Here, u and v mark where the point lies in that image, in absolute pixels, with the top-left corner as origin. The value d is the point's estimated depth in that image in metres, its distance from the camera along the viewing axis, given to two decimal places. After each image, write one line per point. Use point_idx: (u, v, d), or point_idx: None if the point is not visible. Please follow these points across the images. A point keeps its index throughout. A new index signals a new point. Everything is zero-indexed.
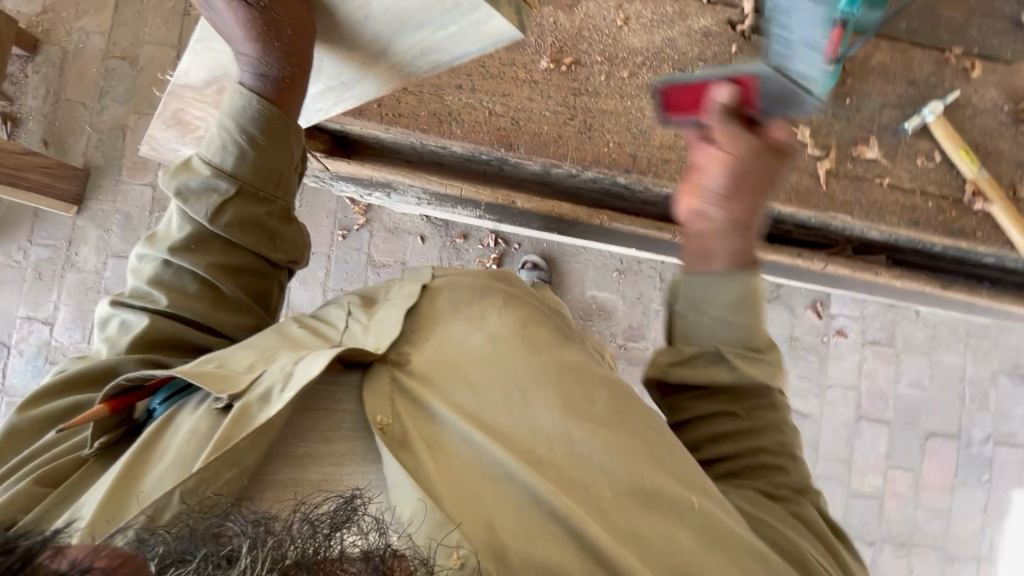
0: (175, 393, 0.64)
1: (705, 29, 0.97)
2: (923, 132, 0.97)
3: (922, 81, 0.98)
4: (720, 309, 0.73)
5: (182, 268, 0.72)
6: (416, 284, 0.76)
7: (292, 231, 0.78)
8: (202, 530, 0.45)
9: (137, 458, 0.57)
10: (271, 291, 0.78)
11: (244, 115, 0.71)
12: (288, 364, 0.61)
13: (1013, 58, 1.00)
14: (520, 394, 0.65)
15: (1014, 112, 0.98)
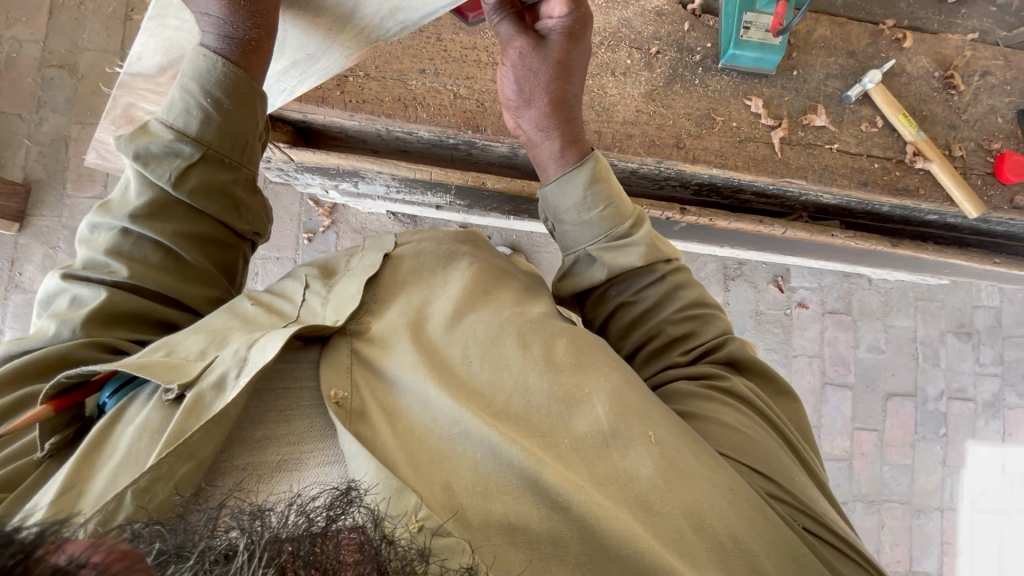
0: (124, 386, 0.59)
1: (658, 9, 1.01)
2: (865, 99, 1.03)
3: (861, 52, 1.05)
4: (570, 211, 0.80)
5: (142, 236, 0.69)
6: (377, 253, 0.77)
7: (257, 202, 0.77)
8: (196, 526, 0.41)
9: (90, 454, 0.53)
10: (235, 266, 0.77)
11: (210, 78, 0.69)
12: (242, 349, 0.59)
13: (939, 29, 1.08)
14: (477, 350, 0.66)
15: (944, 78, 1.06)
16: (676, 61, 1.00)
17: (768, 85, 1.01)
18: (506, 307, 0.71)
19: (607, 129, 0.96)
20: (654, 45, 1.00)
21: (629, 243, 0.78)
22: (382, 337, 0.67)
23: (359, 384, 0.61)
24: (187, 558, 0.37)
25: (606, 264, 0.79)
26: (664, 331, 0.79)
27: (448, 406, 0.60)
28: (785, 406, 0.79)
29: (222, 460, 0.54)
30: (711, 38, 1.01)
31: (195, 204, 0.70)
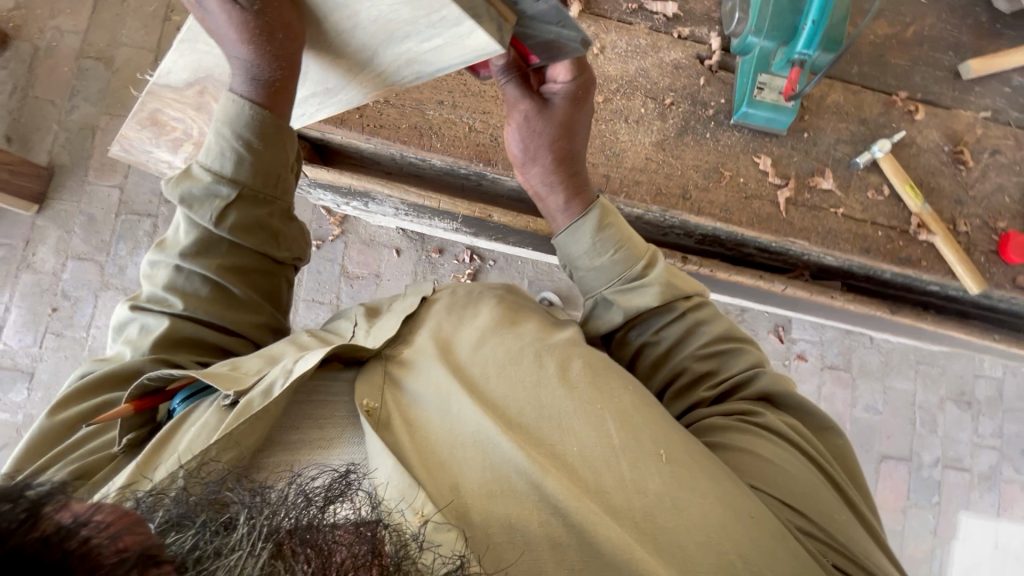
0: (192, 394, 0.66)
1: (675, 61, 1.03)
2: (873, 167, 1.04)
3: (872, 120, 1.06)
4: (585, 259, 0.83)
5: (193, 272, 0.73)
6: (416, 296, 0.82)
7: (293, 230, 0.79)
8: (199, 498, 0.47)
9: (159, 448, 0.61)
10: (279, 292, 0.81)
11: (240, 121, 0.69)
12: (288, 365, 0.65)
13: (951, 105, 1.09)
14: (502, 368, 0.69)
15: (953, 153, 1.07)
16: (689, 114, 1.02)
17: (779, 145, 1.03)
18: (532, 330, 0.74)
19: (616, 174, 0.98)
20: (669, 96, 1.02)
21: (645, 284, 0.80)
22: (409, 358, 0.71)
23: (384, 400, 0.66)
24: (189, 525, 0.43)
25: (623, 307, 0.81)
26: (688, 368, 0.80)
27: (471, 416, 0.64)
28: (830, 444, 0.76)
29: (262, 458, 0.61)
30: (725, 94, 1.03)
31: (234, 239, 0.73)
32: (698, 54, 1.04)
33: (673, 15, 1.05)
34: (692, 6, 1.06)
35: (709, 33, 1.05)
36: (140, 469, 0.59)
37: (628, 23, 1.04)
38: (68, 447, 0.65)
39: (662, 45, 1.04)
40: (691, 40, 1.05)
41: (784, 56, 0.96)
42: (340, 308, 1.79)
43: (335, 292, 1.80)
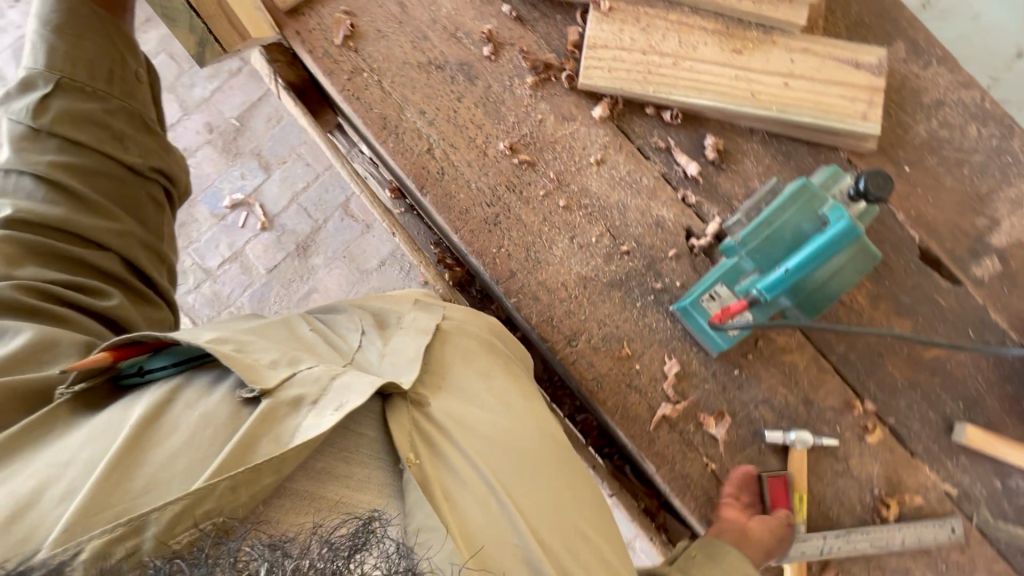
0: (180, 360, 0.67)
1: (660, 219, 0.95)
2: (779, 450, 0.90)
3: (815, 407, 0.92)
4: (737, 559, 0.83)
5: (23, 175, 0.76)
6: (431, 321, 0.81)
7: (143, 136, 0.85)
8: (214, 555, 0.46)
9: (150, 430, 0.59)
10: (144, 206, 0.85)
11: (52, 14, 0.80)
12: (326, 378, 0.64)
13: (918, 454, 0.91)
14: (502, 448, 0.70)
15: (877, 499, 0.90)
16: (635, 273, 0.93)
17: (700, 362, 0.91)
18: (531, 414, 0.75)
19: (524, 277, 0.92)
20: (628, 244, 0.94)
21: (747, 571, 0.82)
22: (444, 416, 0.70)
23: (421, 452, 0.66)
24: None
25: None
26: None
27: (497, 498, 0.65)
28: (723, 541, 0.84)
29: (279, 496, 0.58)
30: (685, 279, 0.93)
31: (56, 131, 0.77)
32: (689, 227, 0.95)
33: (692, 177, 0.96)
34: (717, 182, 0.96)
35: (714, 215, 0.95)
36: (110, 483, 0.54)
37: (644, 156, 0.96)
38: None
39: (660, 196, 0.95)
40: (691, 210, 0.95)
41: (749, 283, 0.87)
42: (319, 232, 1.82)
43: (324, 215, 1.82)
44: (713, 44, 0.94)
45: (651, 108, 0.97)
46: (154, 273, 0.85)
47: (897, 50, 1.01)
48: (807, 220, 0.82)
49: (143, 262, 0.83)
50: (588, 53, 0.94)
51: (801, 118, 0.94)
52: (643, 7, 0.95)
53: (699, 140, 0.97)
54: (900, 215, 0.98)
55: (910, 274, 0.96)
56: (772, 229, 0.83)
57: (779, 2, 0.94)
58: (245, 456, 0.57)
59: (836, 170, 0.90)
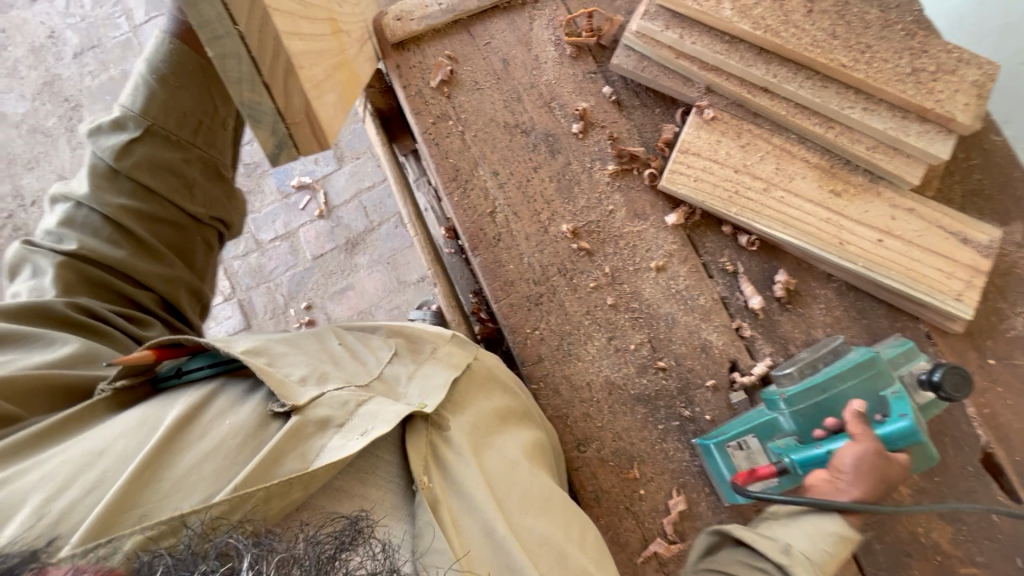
0: (212, 361, 0.73)
1: (707, 343, 0.89)
2: None
3: None
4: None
5: (90, 213, 0.80)
6: (466, 357, 0.82)
7: (211, 188, 0.87)
8: (201, 551, 0.50)
9: (184, 430, 0.64)
10: (194, 248, 0.88)
11: (158, 56, 0.79)
12: (354, 404, 0.69)
13: None
14: (506, 481, 0.72)
15: None
16: (666, 393, 0.88)
17: (710, 505, 0.85)
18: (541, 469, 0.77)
19: (550, 365, 0.89)
20: (666, 360, 0.89)
21: None
22: (461, 439, 0.74)
23: (434, 474, 0.70)
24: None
25: None
26: None
27: (492, 529, 0.67)
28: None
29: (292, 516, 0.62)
30: (716, 413, 0.88)
31: (132, 175, 0.80)
32: (734, 359, 0.89)
33: (752, 309, 0.90)
34: (777, 321, 0.90)
35: (766, 355, 0.89)
36: (141, 480, 0.59)
37: (708, 273, 0.91)
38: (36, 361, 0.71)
39: (712, 320, 0.90)
40: (743, 342, 0.90)
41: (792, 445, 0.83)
42: (372, 233, 1.85)
43: (380, 218, 1.85)
44: (811, 179, 0.89)
45: (728, 227, 0.92)
46: (188, 312, 0.88)
47: (1014, 231, 0.92)
48: (866, 402, 0.80)
49: (183, 303, 0.88)
50: (678, 157, 0.91)
51: (886, 280, 0.87)
52: (747, 124, 0.91)
53: (770, 273, 0.91)
54: (969, 409, 0.89)
55: (965, 476, 0.87)
56: (818, 400, 0.82)
57: (895, 154, 0.87)
58: (267, 473, 0.61)
59: (910, 350, 0.84)
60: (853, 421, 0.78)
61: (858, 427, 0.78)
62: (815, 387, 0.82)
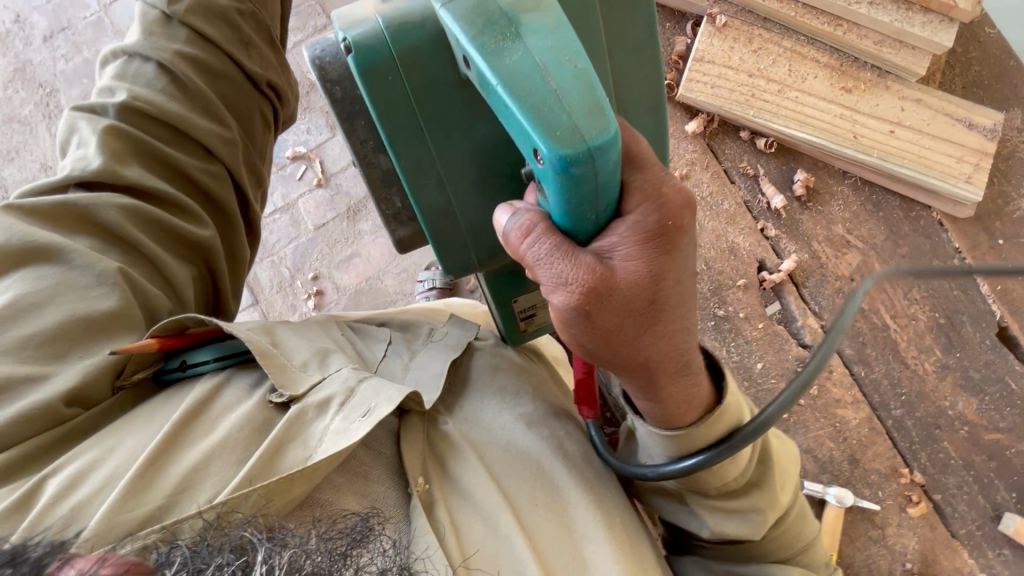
0: (223, 354, 0.57)
1: (735, 246, 0.93)
2: (817, 503, 0.87)
3: (861, 468, 0.89)
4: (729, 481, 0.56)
5: (148, 70, 0.67)
6: (467, 336, 0.67)
7: (266, 50, 0.75)
8: (219, 542, 0.38)
9: (188, 427, 0.50)
10: (252, 119, 0.74)
11: None
12: (353, 378, 0.53)
13: (960, 537, 0.87)
14: (518, 476, 0.57)
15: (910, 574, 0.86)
16: (701, 295, 0.92)
17: (751, 398, 0.89)
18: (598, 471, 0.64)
19: None
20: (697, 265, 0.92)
21: (741, 508, 0.56)
22: (463, 436, 0.59)
23: (433, 475, 0.56)
24: (202, 572, 0.34)
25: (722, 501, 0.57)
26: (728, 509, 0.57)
27: (507, 531, 0.53)
28: (788, 477, 0.59)
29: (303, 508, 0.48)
30: (749, 311, 0.92)
31: (186, 20, 0.69)
32: (762, 260, 0.93)
33: (775, 209, 0.94)
34: (799, 220, 0.94)
35: (791, 253, 0.93)
36: (146, 477, 0.46)
37: (730, 178, 0.95)
38: (54, 319, 0.54)
39: (739, 223, 0.94)
40: (768, 243, 0.93)
41: None
42: None
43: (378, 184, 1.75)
44: (823, 78, 0.93)
45: (745, 132, 0.95)
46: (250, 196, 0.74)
47: (1013, 116, 0.96)
48: (481, 169, 0.49)
49: (244, 183, 0.73)
50: (694, 66, 0.94)
51: (902, 169, 0.91)
52: (757, 29, 0.94)
53: (789, 174, 0.95)
54: (984, 288, 0.92)
55: (984, 351, 0.90)
56: (453, 215, 0.51)
57: (902, 47, 0.91)
58: (275, 465, 0.48)
59: None
60: (536, 263, 0.44)
61: (541, 243, 0.44)
62: (419, 181, 0.49)
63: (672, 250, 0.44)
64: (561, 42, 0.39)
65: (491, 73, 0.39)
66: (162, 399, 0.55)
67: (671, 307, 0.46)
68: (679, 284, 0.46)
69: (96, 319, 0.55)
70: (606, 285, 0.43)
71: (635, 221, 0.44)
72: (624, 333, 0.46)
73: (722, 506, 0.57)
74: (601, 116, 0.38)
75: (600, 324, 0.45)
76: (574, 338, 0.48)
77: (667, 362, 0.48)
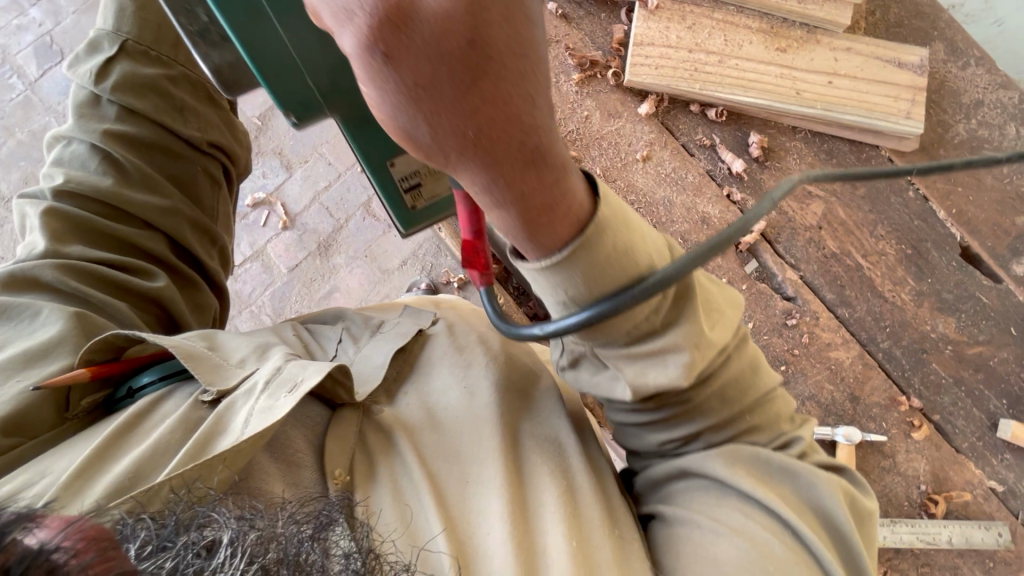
0: (165, 375, 0.62)
1: (706, 214, 0.96)
2: (829, 445, 0.91)
3: (863, 404, 0.92)
4: (659, 322, 0.50)
5: (79, 148, 0.76)
6: (412, 325, 0.74)
7: (203, 109, 0.84)
8: (185, 520, 0.43)
9: (123, 437, 0.55)
10: (196, 180, 0.83)
11: None
12: (280, 360, 0.60)
13: (964, 451, 0.91)
14: (441, 438, 0.62)
15: (926, 496, 0.90)
16: None
17: None
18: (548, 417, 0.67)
19: None
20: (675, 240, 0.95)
21: (669, 348, 0.51)
22: (395, 420, 0.64)
23: (358, 467, 0.60)
24: (168, 548, 0.39)
25: (651, 346, 0.51)
26: (662, 353, 0.51)
27: (420, 490, 0.57)
28: (724, 312, 0.55)
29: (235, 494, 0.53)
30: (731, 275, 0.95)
31: (116, 98, 0.78)
32: None
33: (736, 173, 0.97)
34: (761, 179, 0.97)
35: (759, 212, 0.97)
36: (80, 477, 0.51)
37: (689, 152, 0.98)
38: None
39: (705, 193, 0.97)
40: (736, 207, 0.97)
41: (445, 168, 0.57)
42: (342, 232, 1.74)
43: (346, 215, 1.75)
44: (758, 42, 0.96)
45: (695, 105, 0.99)
46: (201, 252, 0.82)
47: (936, 50, 1.02)
48: None
49: (192, 243, 0.81)
50: (635, 50, 0.97)
51: (845, 115, 0.95)
52: (688, 5, 0.98)
53: (743, 138, 0.98)
54: (941, 213, 0.97)
55: (953, 272, 0.95)
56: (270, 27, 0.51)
57: (823, 2, 0.97)
58: (204, 452, 0.53)
59: None
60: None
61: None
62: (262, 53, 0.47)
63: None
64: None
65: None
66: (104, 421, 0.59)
67: (507, 53, 0.34)
68: (513, 17, 0.34)
69: (35, 351, 0.62)
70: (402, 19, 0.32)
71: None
72: (445, 100, 0.34)
73: (650, 347, 0.51)
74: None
75: (408, 75, 0.33)
76: (396, 123, 0.36)
77: (518, 143, 0.37)
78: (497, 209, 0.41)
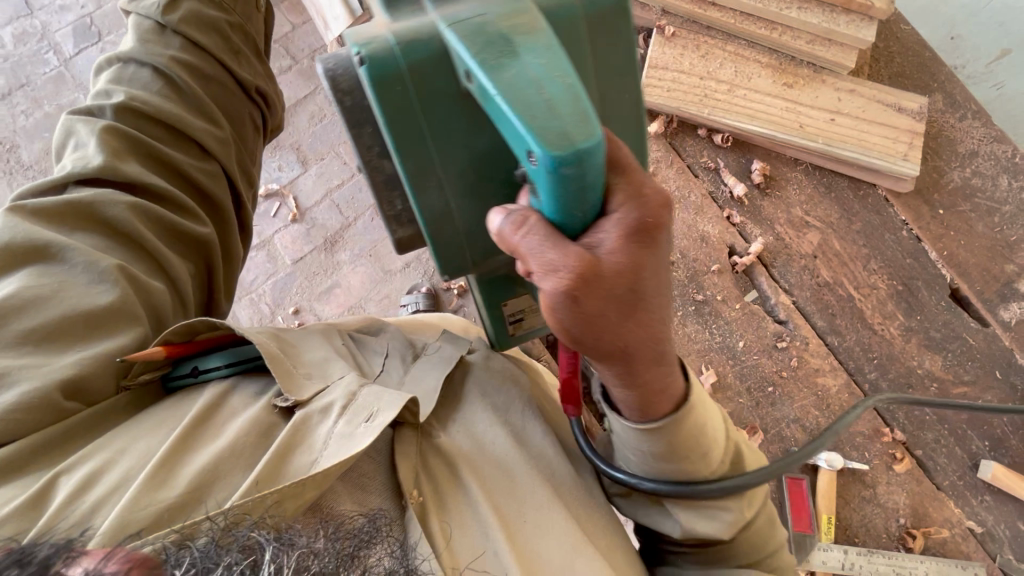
0: (234, 361, 0.64)
1: (706, 233, 0.99)
2: (811, 470, 0.92)
3: (847, 433, 0.93)
4: (692, 433, 0.57)
5: (142, 73, 0.75)
6: (455, 349, 0.73)
7: (255, 60, 0.85)
8: (226, 544, 0.41)
9: (195, 432, 0.56)
10: (244, 125, 0.83)
11: None
12: (354, 384, 0.59)
13: (945, 489, 0.92)
14: (499, 471, 0.63)
15: (904, 530, 0.90)
16: (679, 283, 0.97)
17: (736, 375, 0.95)
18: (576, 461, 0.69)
19: None
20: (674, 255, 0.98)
21: (693, 454, 0.58)
22: (454, 449, 0.64)
23: (426, 489, 0.60)
24: (211, 570, 0.37)
25: (680, 449, 0.58)
26: (696, 455, 0.58)
27: (489, 529, 0.58)
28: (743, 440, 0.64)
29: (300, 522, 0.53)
30: (726, 294, 0.97)
31: (180, 29, 0.78)
32: (732, 245, 1.00)
33: (738, 197, 1.01)
34: (760, 206, 1.01)
35: (757, 236, 1.00)
36: (160, 476, 0.51)
37: (693, 173, 1.02)
38: (54, 309, 0.59)
39: (706, 213, 1.00)
40: (735, 229, 1.00)
41: None
42: (349, 229, 1.77)
43: (355, 213, 1.78)
44: (766, 76, 1.01)
45: (703, 130, 1.03)
46: (243, 193, 0.82)
47: (935, 100, 1.07)
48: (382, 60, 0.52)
49: (236, 177, 0.80)
50: (649, 72, 1.02)
51: (845, 151, 0.99)
52: (702, 36, 1.03)
53: (746, 165, 1.02)
54: (932, 254, 1.00)
55: (942, 311, 0.97)
56: None
57: (831, 44, 1.01)
58: (284, 469, 0.53)
59: None
60: (525, 253, 0.46)
61: (531, 237, 0.46)
62: None
63: (653, 245, 0.47)
64: (552, 60, 0.44)
65: (491, 83, 0.43)
66: (171, 402, 0.60)
67: (650, 300, 0.48)
68: (660, 275, 0.48)
69: (94, 312, 0.60)
70: (590, 272, 0.44)
71: (620, 218, 0.46)
72: (606, 327, 0.48)
73: (674, 452, 0.58)
74: (588, 124, 0.41)
75: (588, 310, 0.46)
76: (564, 333, 0.48)
77: (652, 355, 0.51)
78: (625, 394, 0.55)
